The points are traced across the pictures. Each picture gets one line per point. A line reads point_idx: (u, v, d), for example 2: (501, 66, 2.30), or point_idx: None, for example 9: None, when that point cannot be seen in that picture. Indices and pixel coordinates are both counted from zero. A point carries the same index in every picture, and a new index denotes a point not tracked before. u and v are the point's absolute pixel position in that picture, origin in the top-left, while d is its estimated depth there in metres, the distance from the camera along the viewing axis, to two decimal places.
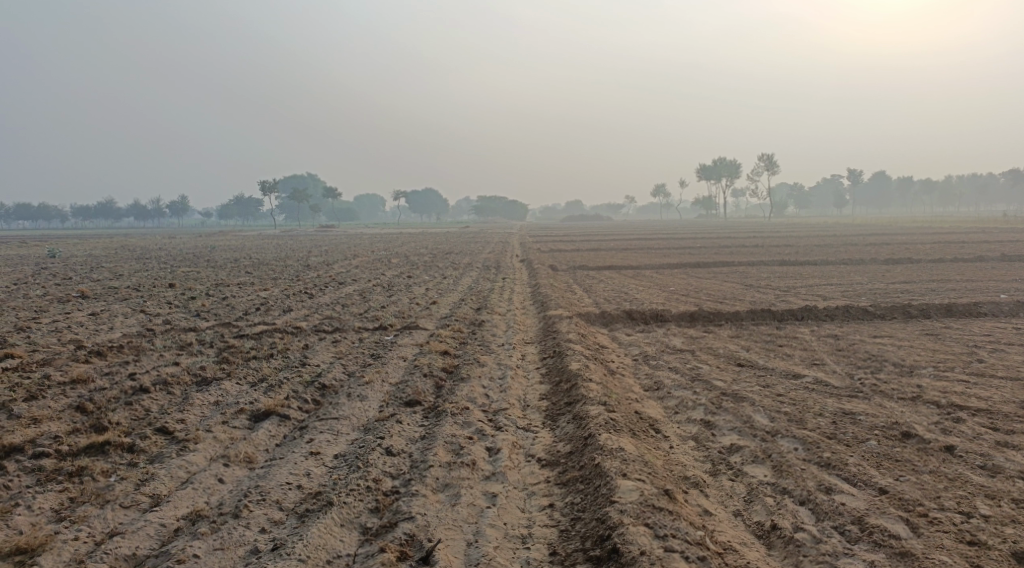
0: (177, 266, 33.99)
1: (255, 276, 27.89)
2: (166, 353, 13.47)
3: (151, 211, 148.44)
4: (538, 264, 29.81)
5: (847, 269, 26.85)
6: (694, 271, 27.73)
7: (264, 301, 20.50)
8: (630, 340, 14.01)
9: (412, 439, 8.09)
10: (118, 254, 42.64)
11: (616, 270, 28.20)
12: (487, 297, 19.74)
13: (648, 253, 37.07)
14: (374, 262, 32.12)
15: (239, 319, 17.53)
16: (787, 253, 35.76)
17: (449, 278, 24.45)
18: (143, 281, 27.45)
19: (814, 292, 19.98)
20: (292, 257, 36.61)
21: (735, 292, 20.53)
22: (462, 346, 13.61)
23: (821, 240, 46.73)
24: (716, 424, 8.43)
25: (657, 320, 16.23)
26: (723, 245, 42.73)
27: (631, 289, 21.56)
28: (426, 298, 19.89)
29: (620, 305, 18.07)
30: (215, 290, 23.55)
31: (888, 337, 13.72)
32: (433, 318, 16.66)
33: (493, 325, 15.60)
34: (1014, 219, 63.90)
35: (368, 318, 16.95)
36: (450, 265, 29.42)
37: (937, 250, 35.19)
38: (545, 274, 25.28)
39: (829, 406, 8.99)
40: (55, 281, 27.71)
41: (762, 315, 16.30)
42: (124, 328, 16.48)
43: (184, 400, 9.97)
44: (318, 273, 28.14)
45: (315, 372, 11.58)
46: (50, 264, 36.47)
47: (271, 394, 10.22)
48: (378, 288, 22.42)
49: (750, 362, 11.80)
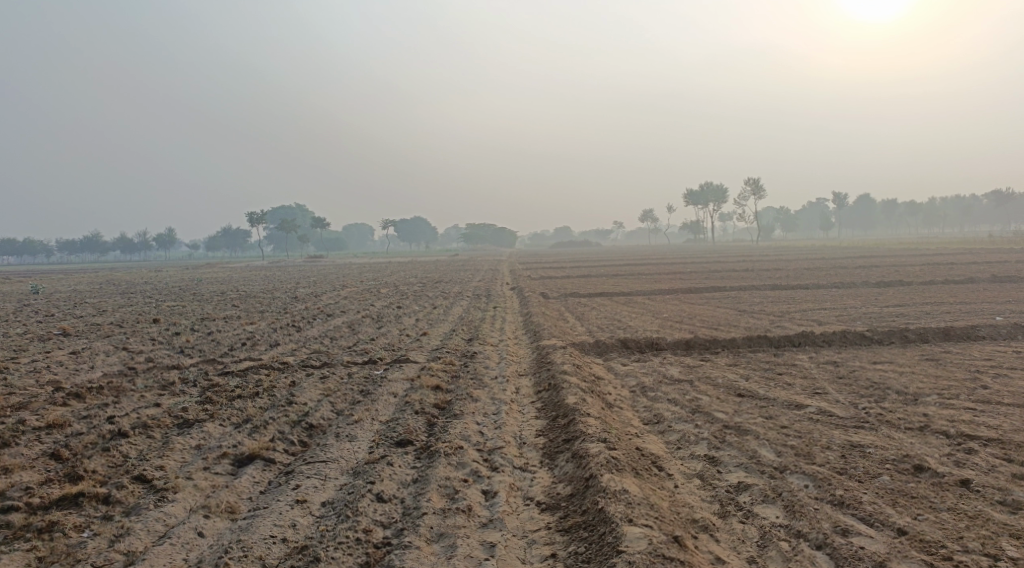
0: (163, 300, 33.47)
1: (242, 310, 27.44)
2: (148, 393, 13.05)
3: (138, 244, 147.72)
4: (528, 291, 29.47)
5: (840, 292, 26.65)
6: (686, 296, 27.44)
7: (250, 335, 20.08)
8: (626, 370, 13.68)
9: (404, 483, 7.72)
10: (102, 288, 42.07)
11: (608, 297, 27.92)
12: (478, 327, 19.41)
13: (639, 279, 36.83)
14: (363, 292, 31.74)
15: (224, 355, 17.12)
16: (778, 277, 35.53)
17: (439, 308, 24.11)
18: (127, 316, 27.01)
19: (810, 317, 19.71)
20: (279, 289, 36.18)
21: (730, 319, 20.26)
22: (454, 379, 13.26)
23: (811, 263, 46.58)
24: (721, 460, 8.09)
25: (652, 349, 15.91)
26: (713, 270, 42.59)
27: (624, 317, 21.27)
28: (416, 330, 19.52)
29: (613, 333, 17.77)
30: (200, 325, 23.13)
31: (889, 362, 13.44)
32: (423, 350, 16.30)
33: (485, 357, 15.26)
34: (1000, 239, 64.10)
35: (357, 351, 16.58)
36: (439, 294, 29.08)
37: (927, 272, 35.06)
38: (536, 303, 24.97)
39: (836, 438, 8.66)
40: (37, 319, 27.23)
41: (759, 341, 16.02)
42: (105, 367, 16.06)
43: (164, 444, 9.57)
44: (307, 305, 27.76)
45: (302, 411, 11.19)
46: (34, 300, 35.97)
47: (256, 435, 9.83)
48: (367, 319, 22.06)
49: (751, 391, 11.48)
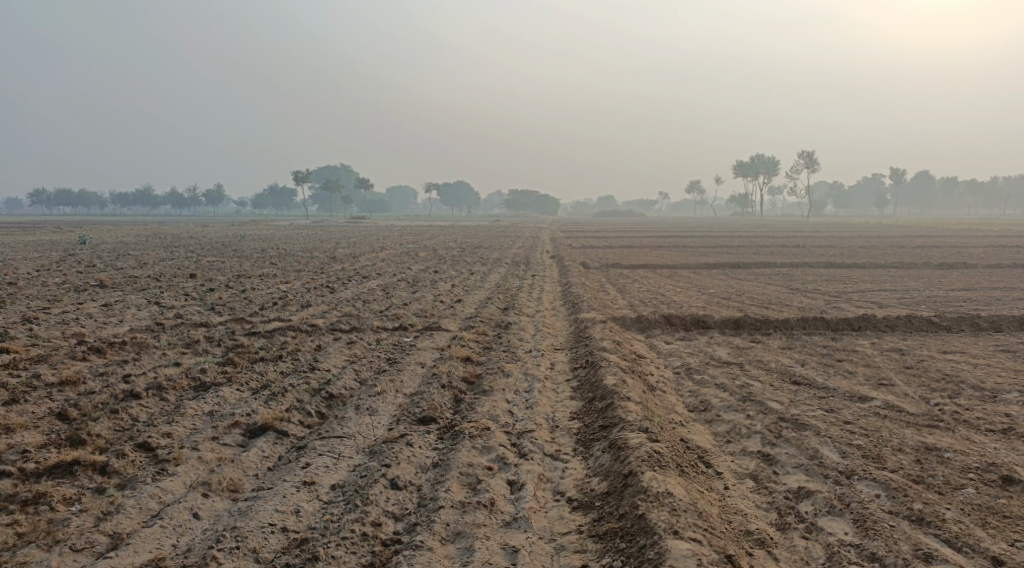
0: (203, 255, 33.19)
1: (279, 268, 26.97)
2: (169, 351, 12.48)
3: (188, 200, 149.58)
4: (569, 260, 28.56)
5: (898, 273, 25.38)
6: (734, 272, 26.32)
7: (283, 294, 19.52)
8: (670, 349, 12.79)
9: (422, 469, 6.99)
10: (146, 241, 42.06)
11: (652, 269, 26.92)
12: (516, 296, 18.60)
13: (685, 252, 35.72)
14: (402, 255, 31.14)
15: (254, 314, 16.56)
16: (830, 256, 34.09)
17: (477, 274, 23.34)
18: (164, 270, 26.71)
19: (868, 299, 18.56)
20: (319, 249, 35.69)
21: (782, 297, 19.21)
22: (486, 351, 12.51)
23: (865, 242, 44.87)
24: (778, 460, 7.23)
25: (699, 327, 14.97)
26: (762, 245, 41.26)
27: (669, 290, 20.32)
28: (451, 296, 18.79)
29: (658, 307, 16.86)
30: (235, 282, 22.66)
31: (959, 353, 12.39)
32: (457, 318, 15.56)
33: (521, 328, 14.49)
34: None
35: (390, 316, 15.89)
36: (478, 260, 28.33)
37: (990, 254, 33.31)
38: (578, 272, 24.09)
39: (909, 439, 7.86)
40: (76, 269, 27.04)
41: (814, 323, 15.00)
42: (133, 322, 15.59)
43: (175, 408, 8.94)
44: (343, 266, 27.21)
45: (324, 379, 10.51)
46: (77, 250, 35.99)
47: (272, 404, 9.16)
48: (403, 283, 21.39)
49: (807, 379, 10.56)
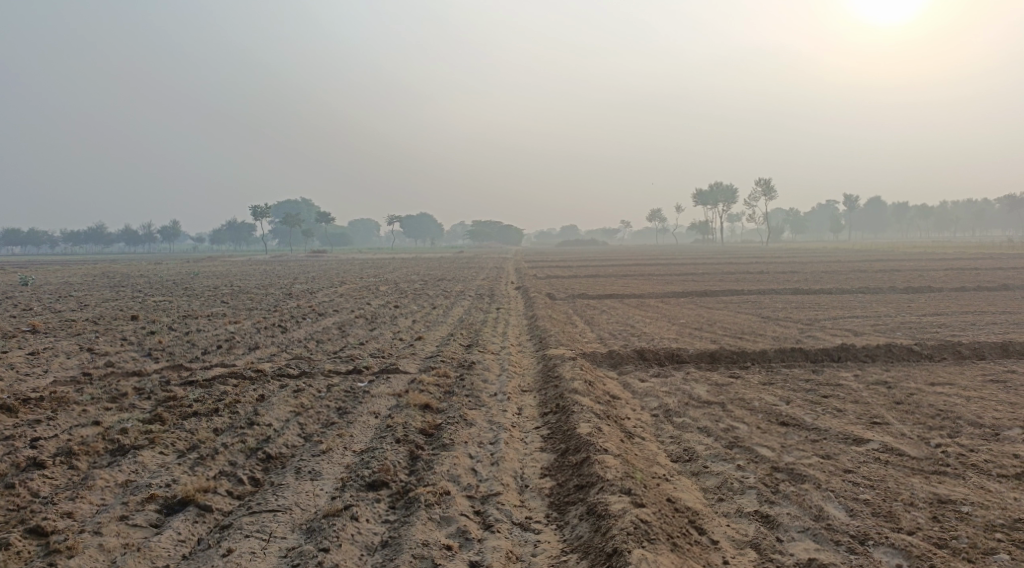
0: (151, 295, 31.68)
1: (230, 307, 25.65)
2: (91, 408, 11.28)
3: (143, 237, 146.46)
4: (534, 292, 27.64)
5: (869, 298, 24.86)
6: (703, 300, 25.57)
7: (230, 336, 18.29)
8: (644, 388, 11.89)
9: (368, 551, 6.27)
10: (93, 282, 40.35)
11: (619, 299, 26.11)
12: (479, 332, 17.59)
13: (651, 280, 35.03)
14: (360, 290, 29.97)
15: (195, 360, 15.33)
16: (797, 281, 33.63)
17: (438, 309, 22.29)
18: (107, 312, 25.25)
19: (844, 327, 17.84)
20: (274, 285, 34.32)
21: (755, 326, 18.46)
22: (447, 395, 11.49)
23: (827, 266, 44.65)
24: (780, 523, 6.33)
25: (673, 362, 14.09)
26: (727, 272, 40.79)
27: (638, 322, 19.47)
28: (410, 334, 17.71)
29: (628, 341, 15.99)
30: (180, 324, 21.33)
31: (950, 385, 11.63)
32: (416, 358, 14.52)
33: (484, 367, 13.51)
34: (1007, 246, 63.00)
35: (343, 358, 14.78)
36: (440, 293, 27.31)
37: (954, 277, 33.06)
38: (542, 304, 23.17)
39: (919, 490, 7.01)
40: (11, 314, 25.43)
41: (792, 355, 14.19)
42: (59, 373, 14.31)
43: (83, 480, 7.89)
44: (298, 303, 25.98)
45: (264, 436, 9.39)
46: (18, 293, 34.20)
47: (199, 471, 8.09)
48: (360, 320, 20.28)
49: (796, 420, 9.68)
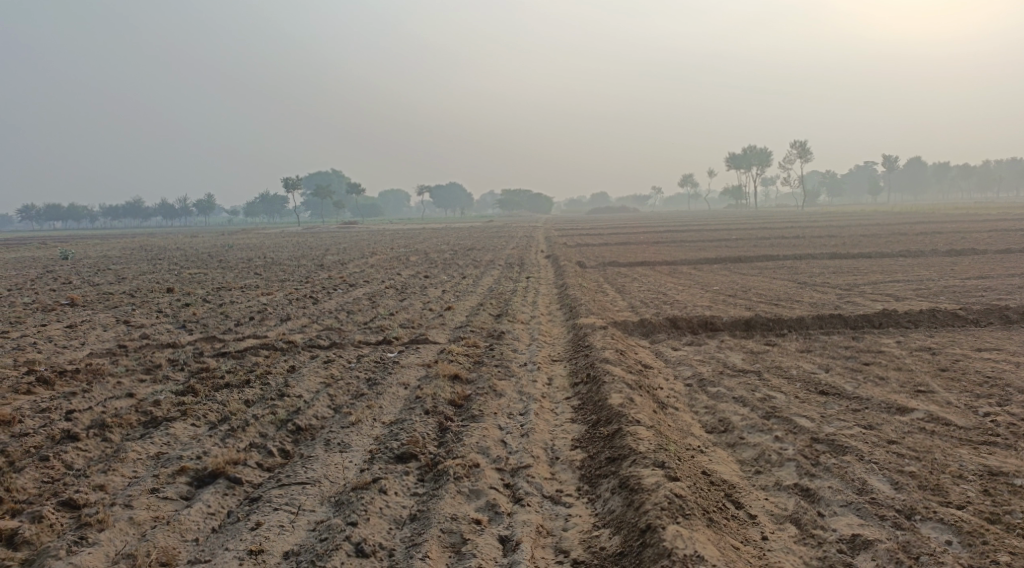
0: (186, 268, 31.96)
1: (263, 279, 25.74)
2: (125, 380, 11.32)
3: (179, 211, 148.16)
4: (565, 260, 27.39)
5: (909, 262, 24.26)
6: (738, 267, 25.14)
7: (262, 308, 18.32)
8: (678, 357, 11.64)
9: (397, 524, 6.17)
10: (130, 255, 40.83)
11: (651, 266, 25.80)
12: (509, 301, 17.42)
13: (685, 247, 34.58)
14: (391, 260, 29.94)
15: (227, 332, 15.36)
16: (834, 246, 32.99)
17: (469, 278, 22.14)
18: (142, 285, 25.46)
19: (883, 292, 17.38)
20: (307, 256, 34.41)
21: (791, 293, 18.08)
22: (477, 365, 11.36)
23: (865, 230, 43.75)
24: (820, 497, 6.11)
25: (707, 330, 13.81)
26: (762, 237, 40.14)
27: (671, 289, 19.17)
28: (440, 303, 17.59)
29: (661, 309, 15.72)
30: (214, 296, 21.44)
31: (996, 351, 11.24)
32: (446, 328, 14.40)
33: (515, 337, 13.36)
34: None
35: (373, 329, 14.70)
36: (471, 262, 27.18)
37: (997, 239, 32.20)
38: (573, 273, 22.92)
39: (968, 462, 6.73)
40: (49, 287, 25.75)
41: (831, 322, 13.83)
42: (94, 345, 14.40)
43: (114, 453, 7.87)
44: (329, 274, 25.99)
45: (294, 407, 9.32)
46: (57, 266, 34.69)
47: (228, 443, 8.04)
48: (390, 290, 20.22)
49: (835, 389, 9.39)
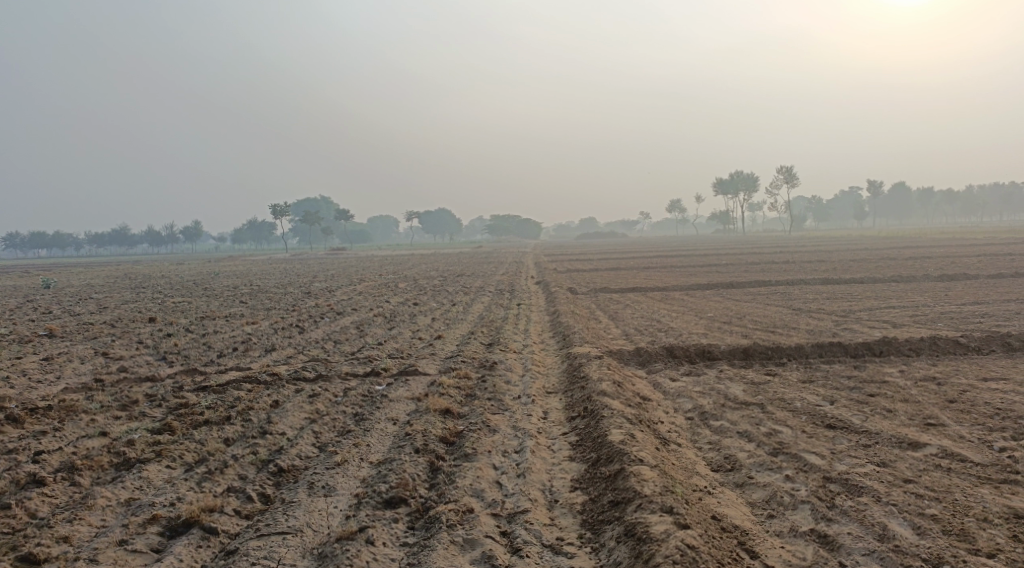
0: (170, 296, 31.42)
1: (248, 307, 25.23)
2: (100, 417, 10.82)
3: (165, 238, 147.35)
4: (555, 286, 27.05)
5: (903, 287, 24.02)
6: (730, 292, 24.84)
7: (246, 338, 17.84)
8: (677, 388, 11.26)
9: None
10: (114, 283, 40.15)
11: (642, 292, 25.47)
12: (500, 329, 17.02)
13: (675, 272, 34.30)
14: (379, 287, 29.52)
15: (209, 364, 14.87)
16: (825, 270, 32.80)
17: (458, 305, 21.73)
18: (124, 314, 24.92)
19: (881, 319, 17.07)
20: (293, 284, 33.92)
21: (787, 319, 17.76)
22: (468, 398, 10.94)
23: (854, 254, 43.63)
24: (841, 546, 5.84)
25: (704, 359, 13.45)
26: (753, 262, 39.95)
27: (665, 316, 18.82)
28: (429, 332, 17.16)
29: (655, 337, 15.35)
30: (197, 325, 20.93)
31: (1004, 380, 10.92)
32: (436, 359, 13.98)
33: (507, 367, 12.95)
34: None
35: (361, 359, 14.26)
36: (460, 289, 26.77)
37: (988, 263, 32.09)
38: (564, 299, 22.56)
39: (992, 502, 6.37)
40: (29, 317, 25.17)
41: (831, 350, 13.49)
42: (70, 379, 13.88)
43: (82, 499, 7.41)
44: (316, 302, 25.51)
45: (276, 446, 8.86)
46: (38, 295, 34.09)
47: (206, 488, 7.59)
48: (378, 319, 19.78)
49: (843, 422, 9.02)
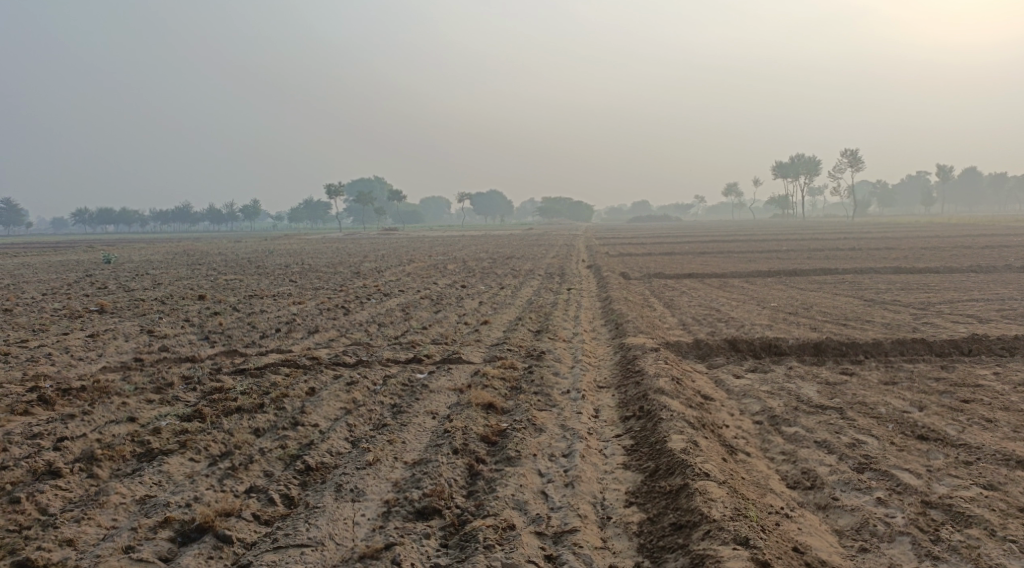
0: (222, 274, 31.29)
1: (297, 287, 24.80)
2: (132, 399, 10.28)
3: (226, 216, 149.72)
4: (609, 271, 26.08)
5: (982, 279, 22.50)
6: (794, 281, 23.59)
7: (291, 318, 17.30)
8: (742, 386, 10.30)
9: None
10: (171, 260, 40.44)
11: (700, 279, 24.36)
12: (551, 315, 16.18)
13: (735, 258, 32.99)
14: (429, 268, 28.92)
15: (250, 346, 14.32)
16: (896, 259, 31.18)
17: (507, 289, 20.94)
18: (174, 291, 24.69)
19: (963, 313, 15.76)
20: (344, 264, 33.55)
21: (859, 311, 16.56)
22: (515, 391, 10.15)
23: (923, 243, 41.62)
24: None
25: (771, 354, 12.42)
26: (815, 249, 38.40)
27: (725, 304, 17.78)
28: (476, 317, 16.41)
29: (717, 328, 14.34)
30: (244, 304, 20.53)
31: None
32: (482, 346, 13.20)
33: (557, 357, 12.12)
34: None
35: (404, 344, 13.57)
36: (510, 272, 26.00)
37: None
38: (619, 285, 21.61)
39: None
40: (82, 291, 25.15)
41: (912, 347, 12.33)
42: (109, 358, 13.44)
43: (95, 495, 6.80)
44: (365, 282, 25.01)
45: (306, 440, 8.15)
46: (95, 270, 34.29)
47: (226, 486, 6.93)
48: (426, 301, 19.12)
49: (936, 433, 7.99)
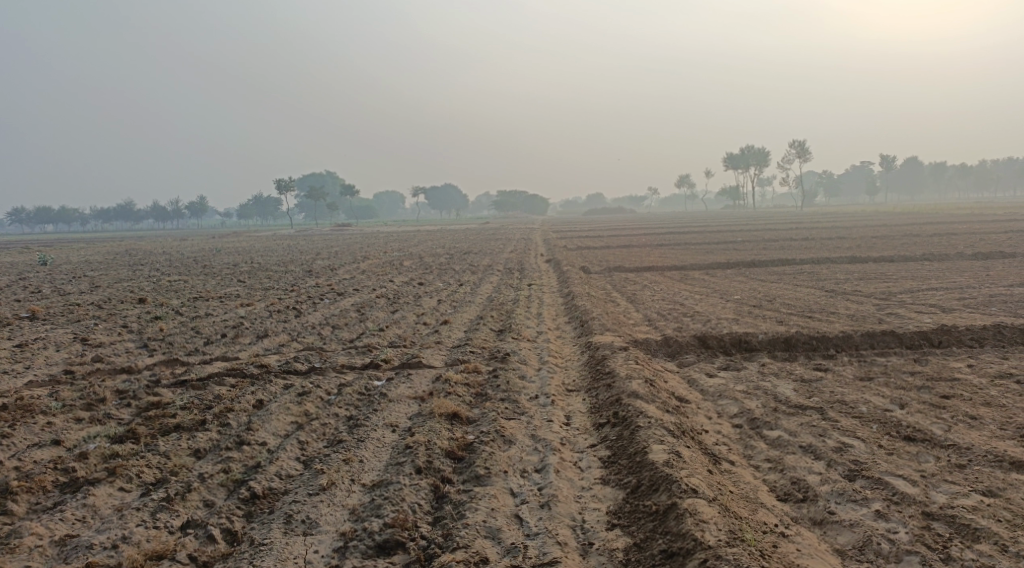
0: (167, 275, 30.03)
1: (245, 288, 23.80)
2: (60, 418, 9.44)
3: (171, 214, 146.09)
4: (568, 265, 25.56)
5: (939, 267, 22.52)
6: (754, 272, 23.34)
7: (238, 322, 16.42)
8: (717, 386, 9.85)
9: None
10: (113, 261, 38.82)
11: (661, 272, 23.97)
12: (512, 313, 15.59)
13: (693, 250, 32.75)
14: (384, 265, 28.07)
15: (193, 354, 13.46)
16: (851, 248, 31.21)
17: (466, 286, 20.28)
18: (115, 295, 23.50)
19: (927, 303, 15.57)
20: (295, 262, 32.51)
21: (824, 303, 16.28)
22: (479, 398, 9.57)
23: (873, 231, 41.91)
24: None
25: (741, 350, 12.03)
26: (771, 239, 38.38)
27: (689, 298, 17.38)
28: (435, 316, 15.75)
29: (684, 323, 13.92)
30: (189, 307, 19.55)
31: None
32: (441, 348, 12.58)
33: (522, 359, 11.55)
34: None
35: (360, 348, 12.87)
36: (467, 268, 25.30)
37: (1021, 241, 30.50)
38: (579, 279, 21.10)
39: None
40: (14, 297, 23.79)
41: (883, 340, 12.02)
42: (39, 371, 12.47)
43: (6, 537, 6.06)
44: (317, 282, 24.12)
45: (254, 462, 7.46)
46: (31, 274, 32.67)
47: (160, 521, 6.24)
48: (381, 300, 18.38)
49: (923, 433, 7.60)
